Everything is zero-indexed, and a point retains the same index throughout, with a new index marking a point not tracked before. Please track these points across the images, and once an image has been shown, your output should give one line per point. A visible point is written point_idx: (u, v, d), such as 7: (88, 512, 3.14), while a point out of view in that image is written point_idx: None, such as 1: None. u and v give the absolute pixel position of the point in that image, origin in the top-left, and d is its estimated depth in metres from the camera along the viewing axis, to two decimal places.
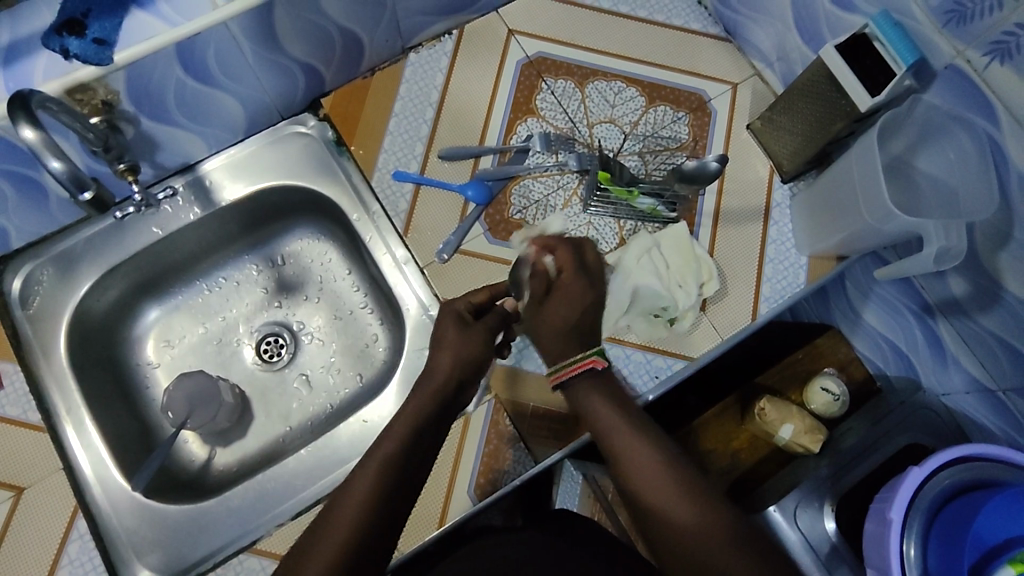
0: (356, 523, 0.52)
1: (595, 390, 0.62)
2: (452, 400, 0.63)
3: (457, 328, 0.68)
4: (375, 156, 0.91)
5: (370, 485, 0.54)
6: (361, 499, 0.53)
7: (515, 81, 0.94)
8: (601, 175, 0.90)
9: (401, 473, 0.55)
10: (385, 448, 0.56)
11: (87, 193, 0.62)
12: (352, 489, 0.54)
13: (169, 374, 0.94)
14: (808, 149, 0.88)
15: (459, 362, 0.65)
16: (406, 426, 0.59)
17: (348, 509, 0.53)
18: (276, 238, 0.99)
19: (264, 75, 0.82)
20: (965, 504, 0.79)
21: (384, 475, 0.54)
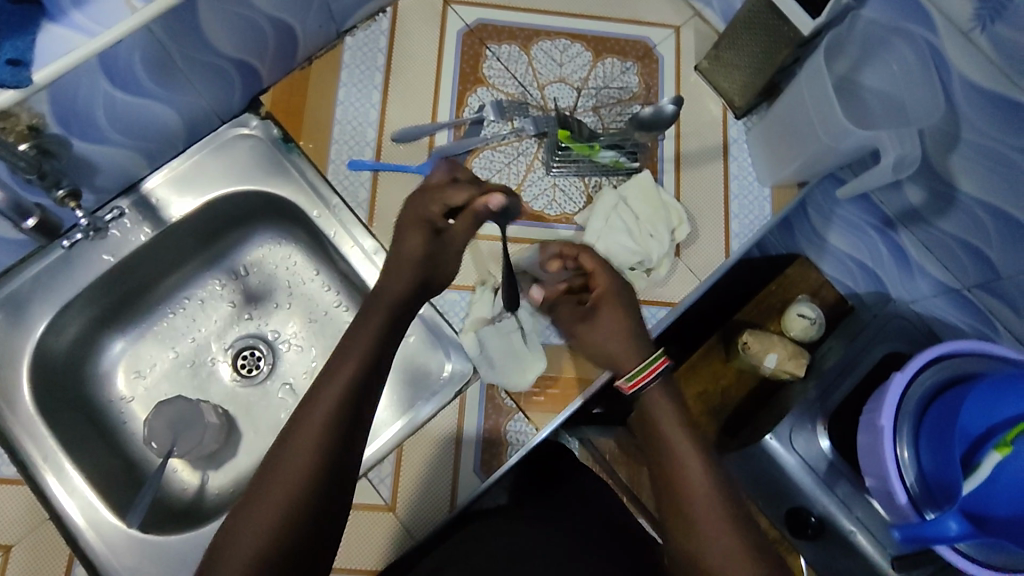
0: (293, 490, 0.56)
1: (666, 393, 0.68)
2: (374, 368, 0.65)
3: (434, 240, 0.74)
4: (326, 148, 0.87)
5: (292, 476, 0.57)
6: (282, 493, 0.56)
7: (459, 52, 0.92)
8: (561, 134, 0.89)
9: (323, 461, 0.58)
10: (300, 435, 0.59)
11: (30, 220, 0.73)
12: (270, 478, 0.57)
13: (145, 405, 0.90)
14: (759, 80, 0.89)
15: (413, 279, 0.72)
16: (323, 409, 0.61)
17: (269, 504, 0.56)
18: (234, 250, 0.95)
19: (197, 79, 0.78)
20: (948, 400, 0.83)
21: (321, 436, 0.59)
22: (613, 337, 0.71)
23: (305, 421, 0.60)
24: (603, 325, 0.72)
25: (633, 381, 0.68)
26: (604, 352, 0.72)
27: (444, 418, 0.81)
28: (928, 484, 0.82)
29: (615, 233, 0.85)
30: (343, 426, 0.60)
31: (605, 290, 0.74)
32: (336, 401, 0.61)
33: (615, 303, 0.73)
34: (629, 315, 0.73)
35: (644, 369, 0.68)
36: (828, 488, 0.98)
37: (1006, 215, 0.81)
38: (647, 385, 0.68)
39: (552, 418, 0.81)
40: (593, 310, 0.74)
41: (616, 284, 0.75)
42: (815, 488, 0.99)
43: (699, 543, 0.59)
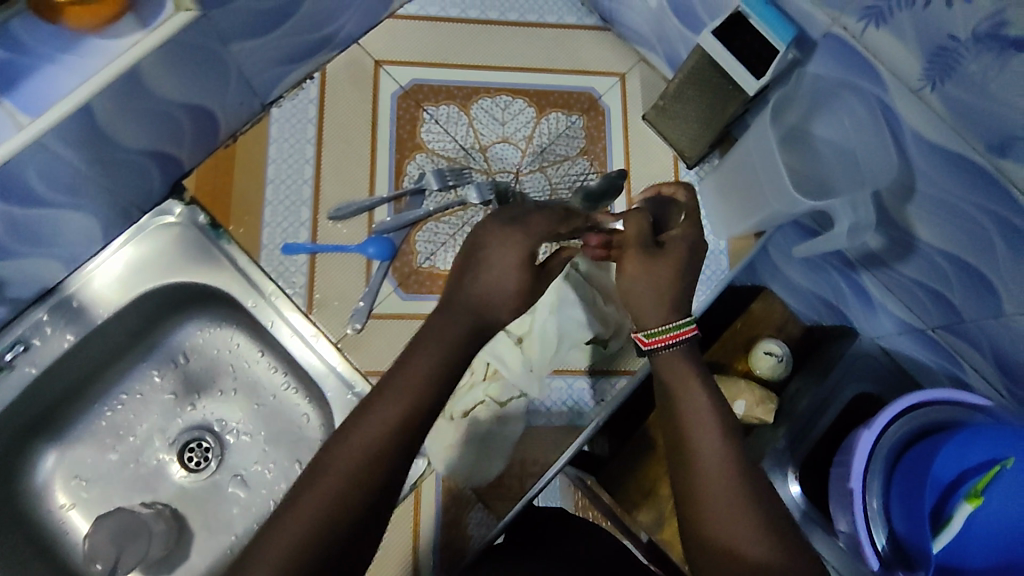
0: (325, 521, 0.45)
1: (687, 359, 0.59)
2: (427, 416, 0.51)
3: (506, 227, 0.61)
4: (258, 233, 0.82)
5: (297, 540, 0.45)
6: (283, 559, 0.44)
7: (394, 117, 0.87)
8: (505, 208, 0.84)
9: (339, 534, 0.46)
10: (321, 489, 0.47)
11: None
12: (270, 536, 0.45)
13: (87, 514, 0.85)
14: (708, 134, 0.85)
15: (482, 289, 0.58)
16: (353, 463, 0.48)
17: (297, 527, 0.45)
18: (171, 338, 0.90)
19: (108, 178, 0.72)
20: (918, 452, 0.81)
21: (377, 464, 0.48)
22: (656, 279, 0.63)
23: (331, 475, 0.47)
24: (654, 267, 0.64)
25: (649, 336, 0.61)
26: (653, 295, 0.63)
27: (400, 515, 0.77)
28: (899, 545, 0.80)
29: (569, 308, 0.80)
30: (376, 490, 0.48)
31: (679, 239, 0.66)
32: (370, 454, 0.48)
33: (680, 255, 0.65)
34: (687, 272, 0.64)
35: (666, 329, 0.59)
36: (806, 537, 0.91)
37: (966, 265, 0.77)
38: (661, 348, 0.60)
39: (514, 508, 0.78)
40: (658, 250, 0.65)
41: (694, 240, 0.66)
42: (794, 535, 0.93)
43: (708, 533, 0.50)
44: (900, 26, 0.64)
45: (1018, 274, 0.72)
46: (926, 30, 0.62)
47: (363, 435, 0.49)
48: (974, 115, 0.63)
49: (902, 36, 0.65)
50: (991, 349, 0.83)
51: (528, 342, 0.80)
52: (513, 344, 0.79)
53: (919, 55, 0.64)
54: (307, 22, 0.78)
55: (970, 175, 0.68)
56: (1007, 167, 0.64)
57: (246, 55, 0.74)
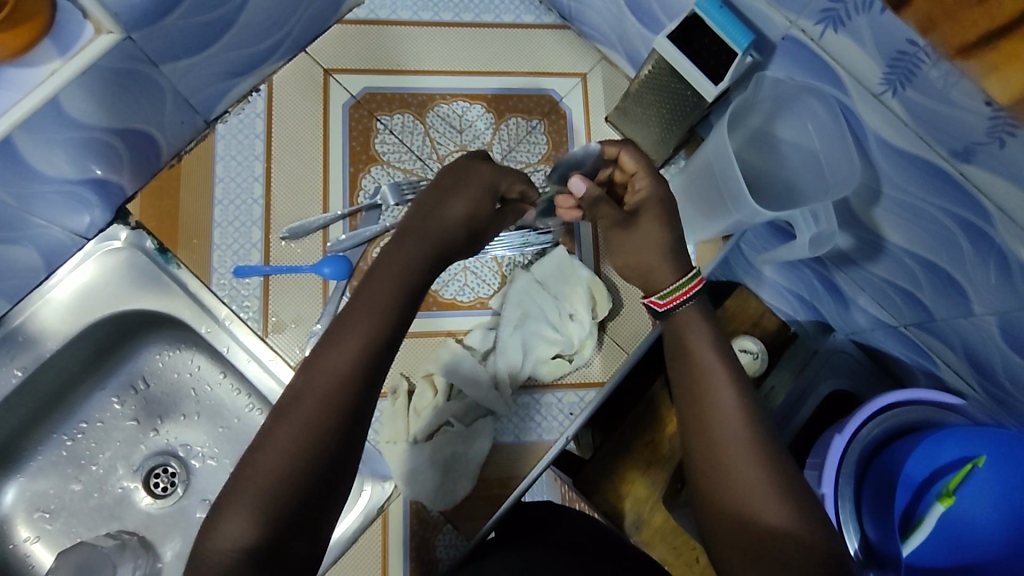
0: (293, 462, 0.48)
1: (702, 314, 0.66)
2: (384, 345, 0.55)
3: (482, 192, 0.66)
4: (208, 256, 0.79)
5: (276, 468, 0.48)
6: (267, 485, 0.47)
7: (346, 129, 0.84)
8: None
9: (318, 456, 0.49)
10: (296, 419, 0.50)
11: None
12: (253, 467, 0.48)
13: (51, 546, 0.83)
14: (672, 138, 0.83)
15: (446, 232, 0.63)
16: (321, 392, 0.51)
17: (266, 475, 0.48)
18: (130, 363, 0.88)
19: (42, 209, 0.69)
20: (894, 454, 0.78)
21: (335, 398, 0.51)
22: (651, 246, 0.68)
23: (307, 400, 0.51)
24: (642, 235, 0.69)
25: (664, 300, 0.67)
26: (641, 267, 0.70)
27: (367, 541, 0.76)
28: (873, 550, 0.77)
29: (533, 324, 0.80)
30: (347, 412, 0.51)
31: (648, 196, 0.70)
32: (336, 383, 0.52)
33: (657, 212, 0.69)
34: (669, 225, 0.69)
35: (677, 289, 0.66)
36: None
37: (934, 265, 0.75)
38: (679, 305, 0.67)
39: (482, 528, 0.76)
40: (633, 218, 0.69)
41: (660, 192, 0.70)
42: None
43: (724, 493, 0.57)
44: (857, 30, 0.62)
45: (984, 276, 0.70)
46: (883, 34, 0.60)
47: (331, 365, 0.53)
48: (934, 119, 0.61)
49: (860, 40, 0.63)
50: (962, 345, 0.81)
51: (493, 357, 0.79)
52: (476, 360, 0.79)
53: (878, 60, 0.62)
54: (246, 35, 0.75)
55: (935, 179, 0.66)
56: (971, 172, 0.62)
57: (180, 74, 0.72)
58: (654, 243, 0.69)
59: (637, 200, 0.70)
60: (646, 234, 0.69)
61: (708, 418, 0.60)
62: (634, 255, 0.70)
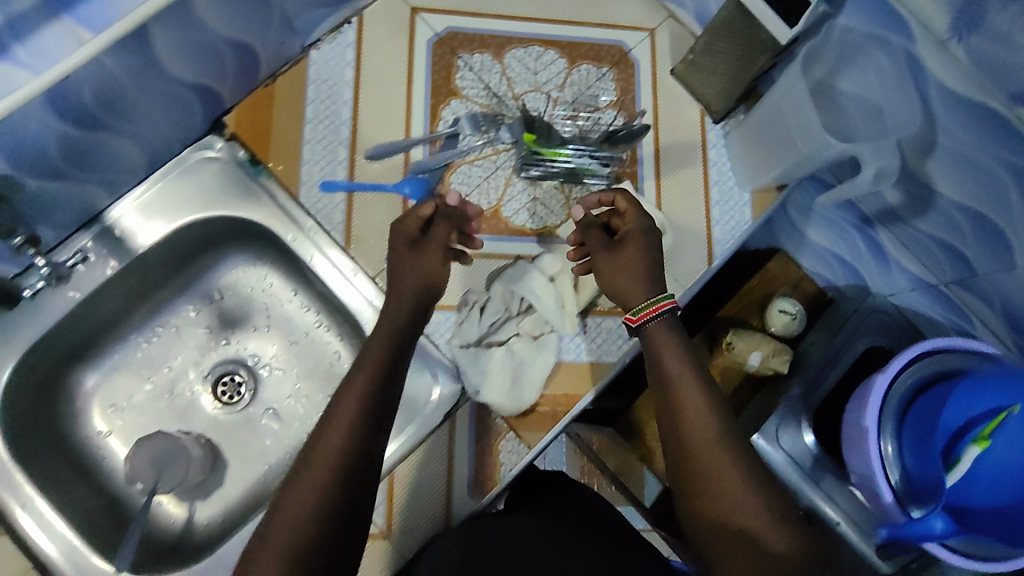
0: (315, 505, 0.54)
1: (674, 328, 0.67)
2: (379, 400, 0.61)
3: (411, 249, 0.72)
4: (297, 169, 0.84)
5: (303, 512, 0.54)
6: (301, 516, 0.53)
7: (430, 63, 0.89)
8: (527, 137, 0.85)
9: (337, 497, 0.55)
10: (313, 471, 0.56)
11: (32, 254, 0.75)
12: (280, 518, 0.54)
13: (124, 440, 0.88)
14: (738, 86, 0.88)
15: (421, 288, 0.70)
16: (334, 443, 0.57)
17: (292, 519, 0.53)
18: (207, 275, 0.93)
19: (155, 106, 0.74)
20: (931, 399, 0.82)
21: (345, 445, 0.57)
22: (629, 268, 0.71)
23: (323, 449, 0.57)
24: (624, 257, 0.72)
25: (636, 315, 0.68)
26: (619, 290, 0.71)
27: (435, 441, 0.80)
28: (911, 484, 0.83)
29: None
30: (355, 459, 0.57)
31: (633, 228, 0.74)
32: (348, 427, 0.58)
33: (640, 239, 0.73)
34: (650, 254, 0.72)
35: (647, 305, 0.67)
36: (814, 483, 0.99)
37: (981, 217, 0.80)
38: (649, 321, 0.67)
39: (545, 437, 0.80)
40: (618, 243, 0.73)
41: (645, 226, 0.74)
42: (802, 483, 0.99)
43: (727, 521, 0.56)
44: None
45: None
46: None
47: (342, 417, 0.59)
48: (996, 65, 0.66)
49: None
50: (1002, 302, 0.86)
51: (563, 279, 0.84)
52: (546, 284, 0.83)
53: (948, 8, 0.67)
54: None
55: (993, 127, 0.70)
56: None
57: None
58: (634, 270, 0.71)
59: (624, 232, 0.74)
60: (625, 257, 0.72)
61: (698, 447, 0.59)
62: (615, 278, 0.71)
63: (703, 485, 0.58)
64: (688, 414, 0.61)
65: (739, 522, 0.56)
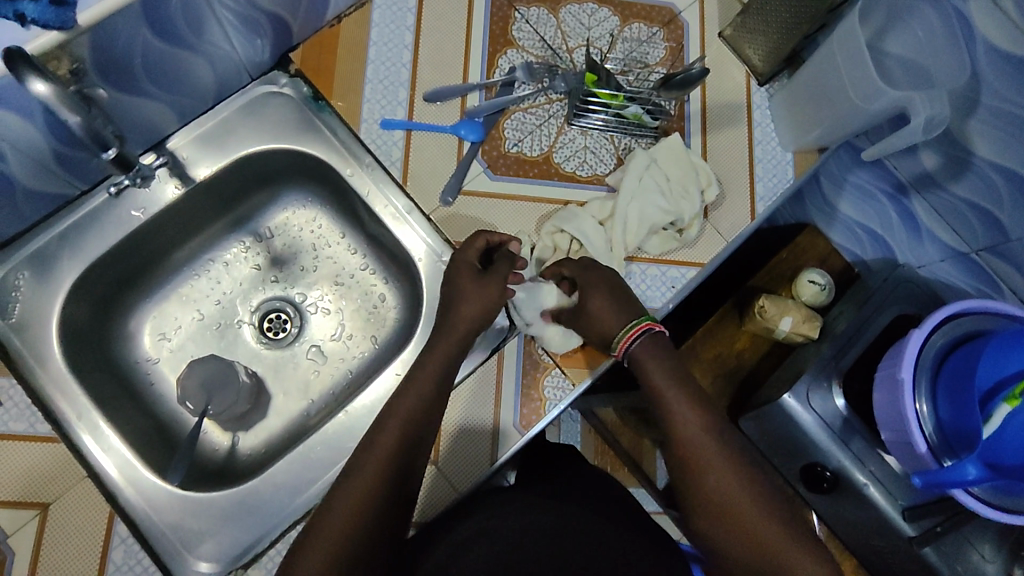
0: (355, 512, 0.59)
1: (659, 347, 0.72)
2: (416, 434, 0.66)
3: (474, 279, 0.77)
4: (358, 107, 0.86)
5: (339, 524, 0.58)
6: (341, 528, 0.58)
7: (488, 14, 0.91)
8: (587, 77, 0.89)
9: (376, 511, 0.60)
10: (350, 490, 0.61)
11: (109, 153, 0.69)
12: (319, 529, 0.58)
13: (171, 366, 0.89)
14: (784, 49, 0.91)
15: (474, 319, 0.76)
16: (376, 464, 0.63)
17: (333, 526, 0.58)
18: (258, 214, 0.94)
19: (229, 29, 0.76)
20: (965, 352, 0.83)
21: (382, 468, 0.62)
22: (604, 318, 0.75)
23: (361, 474, 0.62)
24: (593, 307, 0.75)
25: (620, 347, 0.73)
26: (602, 334, 0.75)
27: (484, 373, 0.81)
28: (946, 438, 0.83)
29: (649, 197, 0.85)
30: (384, 483, 0.61)
31: (591, 280, 0.77)
32: (393, 445, 0.64)
33: (603, 287, 0.76)
34: (610, 295, 0.76)
35: (625, 333, 0.72)
36: (843, 445, 0.96)
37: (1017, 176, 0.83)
38: (631, 347, 0.72)
39: (589, 374, 0.82)
40: (582, 299, 0.77)
41: (602, 275, 0.78)
42: (831, 445, 0.96)
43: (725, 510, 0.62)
44: None
45: None
46: None
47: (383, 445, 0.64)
48: None
49: None
50: None
51: (611, 224, 0.85)
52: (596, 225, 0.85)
53: None
54: None
55: None
56: None
57: None
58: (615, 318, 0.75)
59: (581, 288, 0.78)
60: (594, 309, 0.75)
61: (694, 449, 0.66)
62: (594, 327, 0.76)
63: (697, 481, 0.64)
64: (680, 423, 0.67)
65: (734, 508, 0.62)
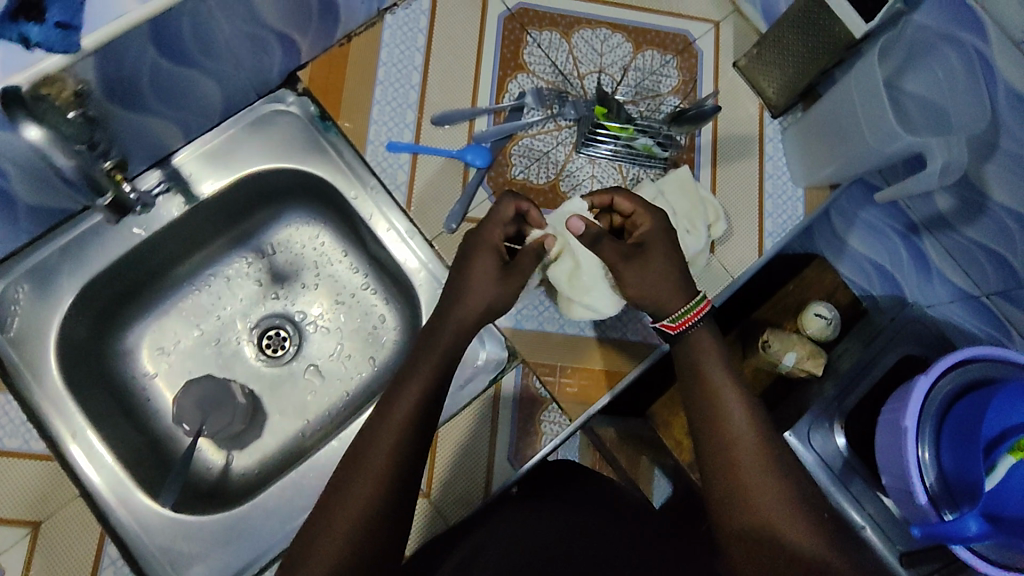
0: (371, 493, 0.58)
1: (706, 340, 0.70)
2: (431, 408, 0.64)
3: (499, 271, 0.74)
4: (365, 128, 0.85)
5: (357, 503, 0.57)
6: (357, 509, 0.57)
7: (499, 36, 0.90)
8: (596, 110, 0.88)
9: (393, 490, 0.58)
10: (366, 467, 0.59)
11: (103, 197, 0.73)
12: (335, 507, 0.57)
13: (168, 383, 0.88)
14: (801, 80, 0.89)
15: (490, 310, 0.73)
16: (391, 438, 0.61)
17: (349, 506, 0.57)
18: (261, 229, 0.94)
19: (238, 49, 0.75)
20: (973, 400, 0.81)
21: (399, 440, 0.61)
22: (662, 276, 0.72)
23: (378, 446, 0.60)
24: (652, 263, 0.73)
25: (678, 321, 0.70)
26: (653, 297, 0.72)
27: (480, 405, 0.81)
28: (947, 487, 0.81)
29: None
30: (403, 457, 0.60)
31: (650, 231, 0.76)
32: (406, 422, 0.62)
33: (663, 245, 0.74)
34: (672, 253, 0.74)
35: (691, 309, 0.70)
36: (842, 486, 0.96)
37: None
38: (694, 326, 0.70)
39: (585, 410, 0.82)
40: (638, 248, 0.74)
41: (661, 225, 0.76)
42: (830, 485, 0.96)
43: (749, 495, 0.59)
44: None
45: None
46: None
47: (400, 417, 0.62)
48: None
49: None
50: None
51: None
52: None
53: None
54: None
55: None
56: None
57: None
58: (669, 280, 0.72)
59: (638, 235, 0.76)
60: (656, 262, 0.73)
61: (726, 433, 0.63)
62: (647, 284, 0.72)
63: (727, 463, 0.61)
64: (714, 408, 0.65)
65: (759, 495, 0.59)
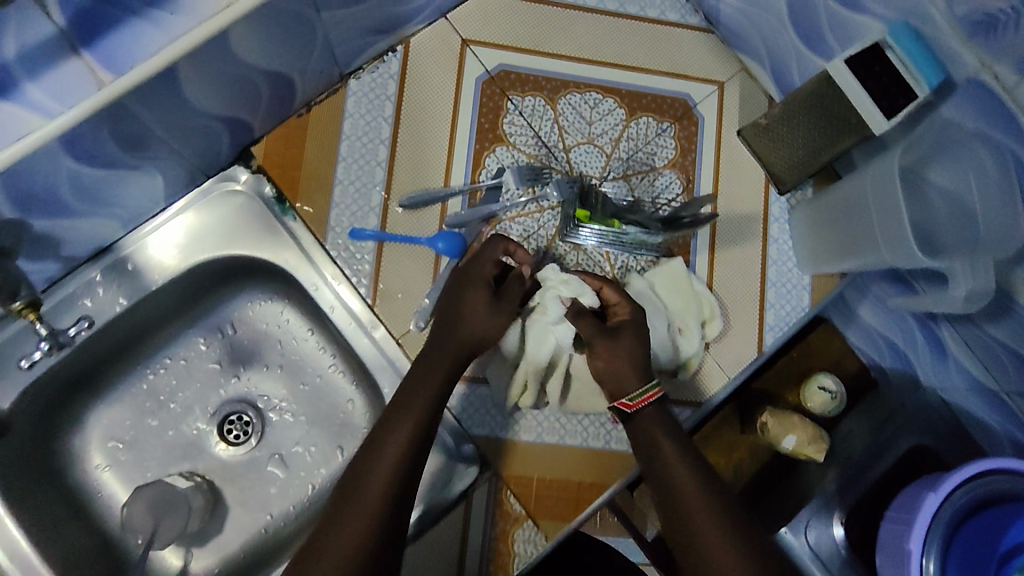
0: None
1: (666, 419, 0.64)
2: (408, 472, 0.58)
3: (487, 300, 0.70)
4: (326, 213, 0.78)
5: None
6: None
7: (477, 104, 0.82)
8: (579, 213, 0.79)
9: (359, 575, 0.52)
10: (327, 551, 0.53)
11: None
12: None
13: (121, 477, 0.83)
14: (813, 162, 0.79)
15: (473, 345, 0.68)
16: (359, 514, 0.54)
17: None
18: (221, 306, 0.87)
19: (176, 140, 0.67)
20: (998, 517, 0.64)
21: (370, 517, 0.54)
22: (624, 356, 0.67)
23: (345, 523, 0.54)
24: (624, 342, 0.67)
25: (633, 399, 0.64)
26: (614, 375, 0.67)
27: (449, 522, 0.75)
28: None
29: None
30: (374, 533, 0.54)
31: (627, 318, 0.70)
32: (378, 493, 0.56)
33: (636, 331, 0.69)
34: (643, 344, 0.68)
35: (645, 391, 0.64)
36: None
37: None
38: (645, 407, 0.64)
39: (563, 529, 0.76)
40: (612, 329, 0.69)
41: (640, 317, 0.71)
42: None
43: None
44: None
45: None
46: None
47: (374, 485, 0.56)
48: None
49: None
50: None
51: None
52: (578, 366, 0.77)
53: None
54: None
55: None
56: None
57: (334, 23, 0.69)
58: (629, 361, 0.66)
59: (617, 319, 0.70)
60: (624, 344, 0.67)
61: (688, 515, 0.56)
62: (613, 365, 0.66)
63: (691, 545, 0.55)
64: (680, 491, 0.58)
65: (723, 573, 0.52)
